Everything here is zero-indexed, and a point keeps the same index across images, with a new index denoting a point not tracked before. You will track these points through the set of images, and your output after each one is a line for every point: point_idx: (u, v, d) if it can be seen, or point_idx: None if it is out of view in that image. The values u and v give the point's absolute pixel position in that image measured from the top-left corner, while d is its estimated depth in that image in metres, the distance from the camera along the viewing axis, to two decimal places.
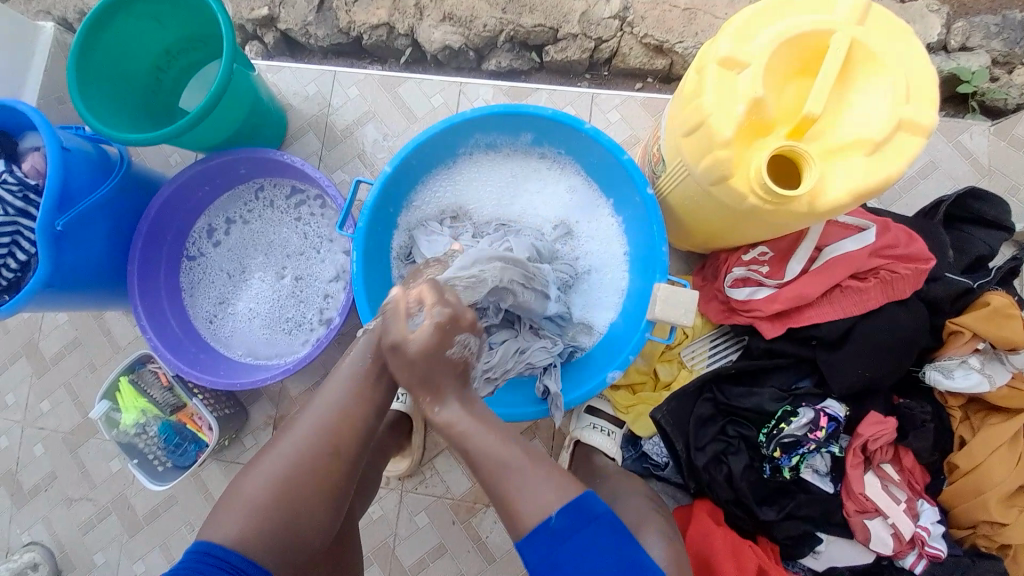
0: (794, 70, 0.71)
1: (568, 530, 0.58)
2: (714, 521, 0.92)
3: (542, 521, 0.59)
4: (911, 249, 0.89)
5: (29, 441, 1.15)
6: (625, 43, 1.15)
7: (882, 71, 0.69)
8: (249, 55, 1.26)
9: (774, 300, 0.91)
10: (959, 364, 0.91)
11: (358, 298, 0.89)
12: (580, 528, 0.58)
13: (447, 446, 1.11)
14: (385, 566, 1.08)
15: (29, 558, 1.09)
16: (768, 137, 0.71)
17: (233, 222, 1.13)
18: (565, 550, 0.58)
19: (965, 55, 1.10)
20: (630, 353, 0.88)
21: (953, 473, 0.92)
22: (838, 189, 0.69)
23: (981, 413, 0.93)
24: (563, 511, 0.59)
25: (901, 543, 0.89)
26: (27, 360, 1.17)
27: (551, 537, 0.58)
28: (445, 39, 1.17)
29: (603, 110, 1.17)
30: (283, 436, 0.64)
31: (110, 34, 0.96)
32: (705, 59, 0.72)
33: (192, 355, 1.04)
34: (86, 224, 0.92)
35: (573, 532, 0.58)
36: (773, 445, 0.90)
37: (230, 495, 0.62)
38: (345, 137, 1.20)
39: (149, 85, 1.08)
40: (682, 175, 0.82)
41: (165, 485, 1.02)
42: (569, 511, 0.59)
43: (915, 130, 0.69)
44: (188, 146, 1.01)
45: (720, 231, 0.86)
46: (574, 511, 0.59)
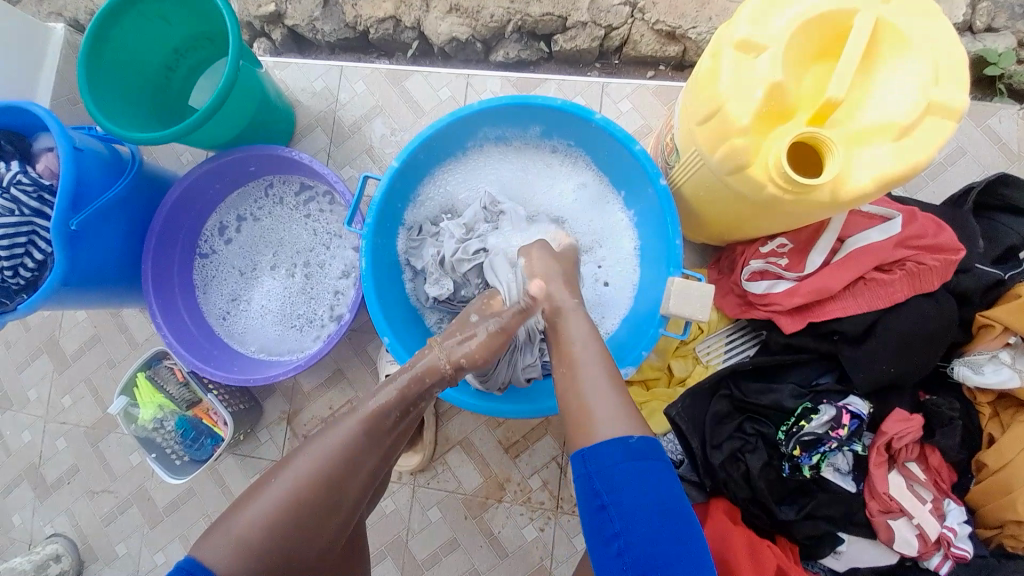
0: (816, 52, 0.67)
1: (645, 454, 0.65)
2: (731, 519, 0.91)
3: (623, 435, 0.66)
4: (940, 240, 0.85)
5: (50, 436, 1.18)
6: (636, 30, 1.12)
7: (910, 51, 0.65)
8: (257, 52, 1.26)
9: (794, 294, 0.88)
10: (988, 360, 0.87)
11: (368, 294, 0.88)
12: (652, 459, 0.65)
13: (459, 442, 1.10)
14: (397, 561, 1.08)
15: (53, 550, 1.11)
16: (788, 124, 0.68)
17: (244, 219, 1.14)
18: (624, 469, 0.64)
19: (991, 37, 1.05)
20: (644, 349, 0.86)
21: (981, 472, 0.89)
22: (863, 177, 0.66)
23: (1011, 409, 0.89)
24: (643, 438, 0.66)
25: (927, 545, 0.86)
26: (47, 357, 1.20)
27: (622, 452, 0.65)
28: (451, 30, 1.14)
29: (614, 100, 1.15)
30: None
31: (119, 34, 0.97)
32: (721, 42, 0.69)
33: (205, 352, 1.05)
34: (100, 223, 0.93)
35: (643, 459, 0.65)
36: (793, 443, 0.88)
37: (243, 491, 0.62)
38: (353, 133, 1.19)
39: (159, 84, 1.08)
40: (696, 165, 0.79)
41: (183, 478, 1.02)
42: (648, 441, 0.65)
43: (945, 114, 0.65)
44: (198, 144, 1.01)
45: (737, 223, 0.83)
46: (651, 443, 0.66)
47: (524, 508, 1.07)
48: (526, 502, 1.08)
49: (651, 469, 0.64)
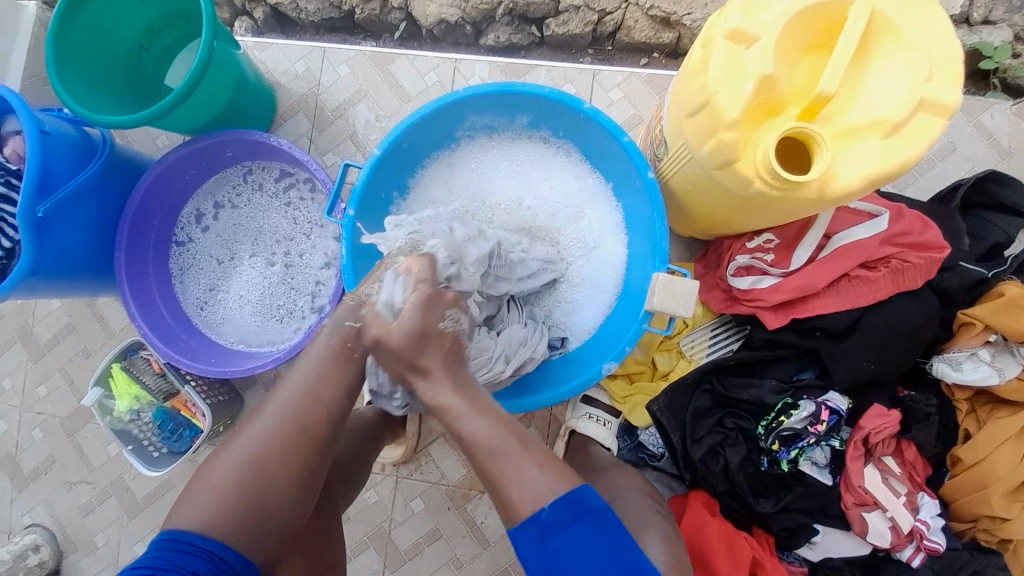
0: (809, 45, 0.66)
1: (563, 522, 0.57)
2: (709, 512, 0.91)
3: (534, 512, 0.57)
4: (925, 238, 0.85)
5: (25, 427, 1.16)
6: (629, 15, 1.09)
7: (902, 46, 0.64)
8: (238, 31, 1.21)
9: (779, 290, 0.88)
10: (968, 357, 0.88)
11: (348, 286, 0.86)
12: (574, 522, 0.57)
13: (443, 434, 1.10)
14: (380, 550, 1.09)
15: (31, 540, 1.10)
16: (778, 117, 0.67)
17: (221, 207, 1.10)
18: (563, 540, 0.57)
19: (987, 29, 1.05)
20: (627, 344, 0.85)
21: (956, 466, 0.90)
22: (852, 172, 0.65)
23: (988, 406, 0.90)
24: (556, 502, 0.57)
25: (899, 537, 0.87)
26: (22, 345, 1.17)
27: (537, 531, 0.57)
28: (440, 12, 1.11)
29: (605, 88, 1.12)
30: (275, 429, 0.64)
31: (88, 10, 0.92)
32: (712, 32, 0.67)
33: (184, 343, 1.03)
34: (71, 210, 0.90)
35: (566, 526, 0.57)
36: (771, 438, 0.88)
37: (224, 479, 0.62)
38: (337, 117, 1.16)
39: (131, 64, 1.03)
40: (684, 159, 0.78)
41: (161, 470, 1.02)
42: (563, 504, 0.57)
43: (935, 111, 0.64)
44: (172, 127, 0.97)
45: (724, 218, 0.82)
46: (571, 504, 0.58)
47: None
48: None
49: (572, 536, 0.57)
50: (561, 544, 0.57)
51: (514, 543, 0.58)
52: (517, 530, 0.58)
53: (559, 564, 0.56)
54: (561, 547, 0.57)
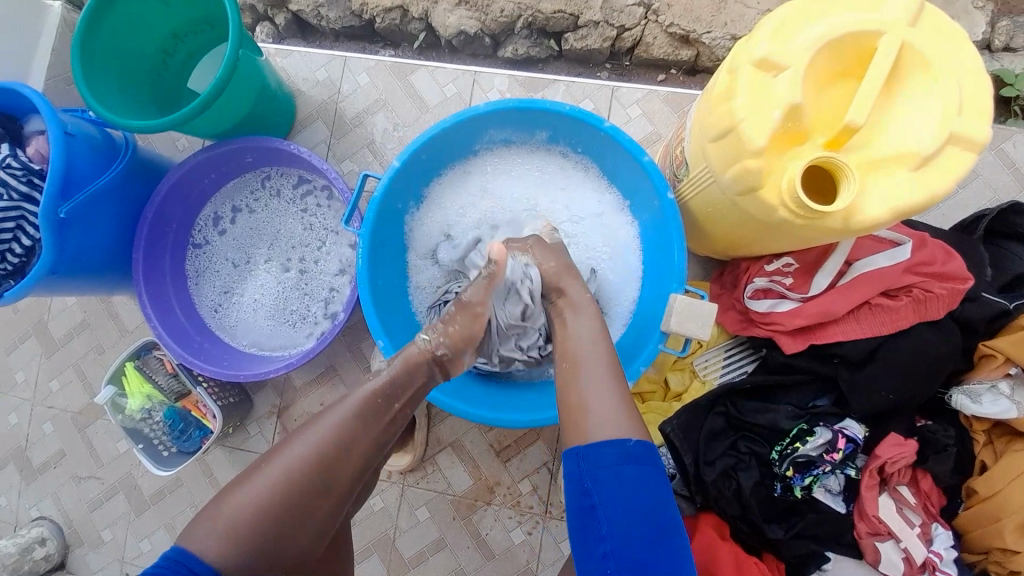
0: (837, 75, 0.66)
1: (624, 459, 0.62)
2: (719, 534, 0.91)
3: (604, 438, 0.64)
4: (948, 268, 0.84)
5: (36, 420, 1.16)
6: (649, 32, 1.09)
7: (932, 80, 0.64)
8: (260, 36, 1.22)
9: (797, 315, 0.87)
10: (988, 389, 0.87)
11: (363, 295, 0.86)
12: (645, 464, 0.63)
13: (450, 444, 1.09)
14: (384, 558, 1.08)
15: (37, 533, 1.10)
16: (804, 146, 0.66)
17: (239, 211, 1.11)
18: (617, 471, 0.62)
19: (1009, 56, 1.05)
20: (643, 365, 0.84)
21: (971, 497, 0.89)
22: (878, 204, 0.64)
23: (1005, 438, 0.89)
24: (642, 441, 0.64)
25: (912, 567, 0.86)
26: (36, 339, 1.17)
27: (620, 453, 0.62)
28: (460, 23, 1.12)
29: (623, 105, 1.12)
30: (296, 437, 0.64)
31: (116, 14, 0.93)
32: (740, 59, 0.67)
33: (196, 346, 1.03)
34: (91, 211, 0.91)
35: (626, 464, 0.62)
36: (786, 464, 0.88)
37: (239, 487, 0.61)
38: (355, 125, 1.16)
39: (155, 68, 1.04)
40: (705, 182, 0.78)
41: (171, 470, 1.02)
42: (648, 445, 0.63)
43: (965, 146, 0.64)
44: (193, 132, 0.97)
45: (743, 241, 0.82)
46: (644, 445, 0.64)
47: (513, 512, 1.07)
48: (516, 506, 1.07)
49: (639, 473, 0.62)
50: (612, 475, 0.62)
51: (567, 461, 0.65)
52: (576, 451, 0.64)
53: (608, 491, 0.61)
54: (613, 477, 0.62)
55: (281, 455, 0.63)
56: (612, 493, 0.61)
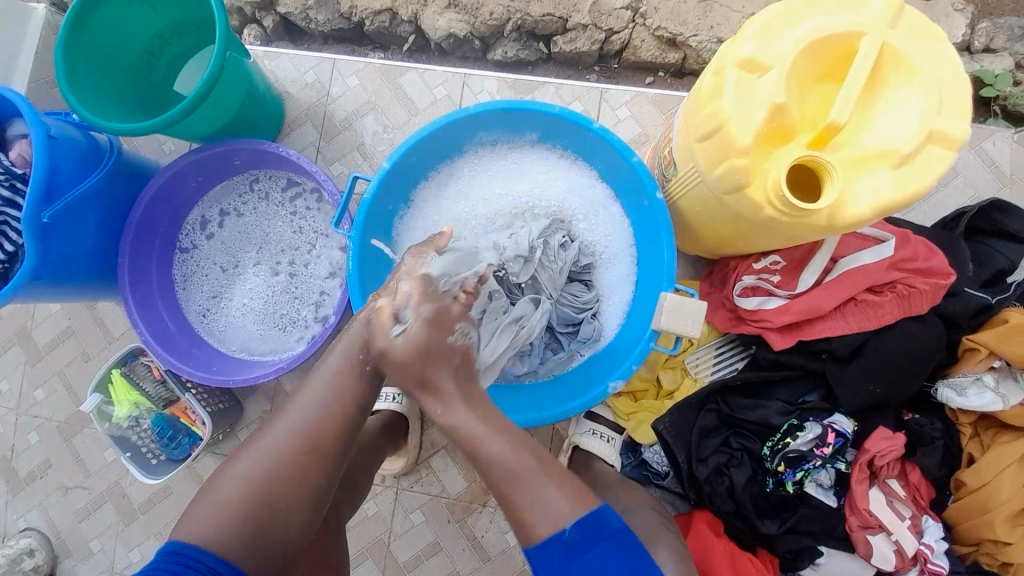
0: (820, 75, 0.67)
1: (584, 545, 0.58)
2: (713, 531, 0.91)
3: (554, 534, 0.58)
4: (931, 264, 0.86)
5: (21, 430, 1.14)
6: (636, 35, 1.10)
7: (912, 79, 0.65)
8: (247, 39, 1.21)
9: (785, 312, 0.88)
10: (972, 382, 0.88)
11: (353, 297, 0.86)
12: (592, 547, 0.58)
13: (444, 446, 1.09)
14: (378, 564, 1.07)
15: (26, 544, 1.08)
16: (789, 144, 0.68)
17: (227, 214, 1.10)
18: (582, 562, 0.58)
19: (988, 58, 1.07)
20: (634, 363, 0.85)
21: (960, 489, 0.90)
22: (861, 202, 0.65)
23: (992, 431, 0.90)
24: (576, 525, 0.58)
25: (903, 560, 0.87)
26: (20, 347, 1.15)
27: (560, 549, 0.58)
28: (450, 26, 1.12)
29: (612, 106, 1.13)
30: (288, 442, 0.63)
31: (100, 17, 0.92)
32: (724, 59, 0.68)
33: (184, 351, 1.02)
34: (75, 216, 0.89)
35: (585, 550, 0.58)
36: (777, 459, 0.89)
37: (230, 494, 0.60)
38: (344, 128, 1.16)
39: (140, 70, 1.03)
40: (693, 181, 0.78)
41: (160, 478, 1.01)
42: (582, 525, 0.58)
43: (945, 143, 0.65)
44: (180, 135, 0.96)
45: (731, 240, 0.83)
46: (592, 526, 0.59)
47: None
48: None
49: (594, 559, 0.58)
50: (580, 567, 0.58)
51: (530, 561, 0.59)
52: (532, 552, 0.59)
53: None
54: (579, 571, 0.58)
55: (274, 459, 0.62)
56: None
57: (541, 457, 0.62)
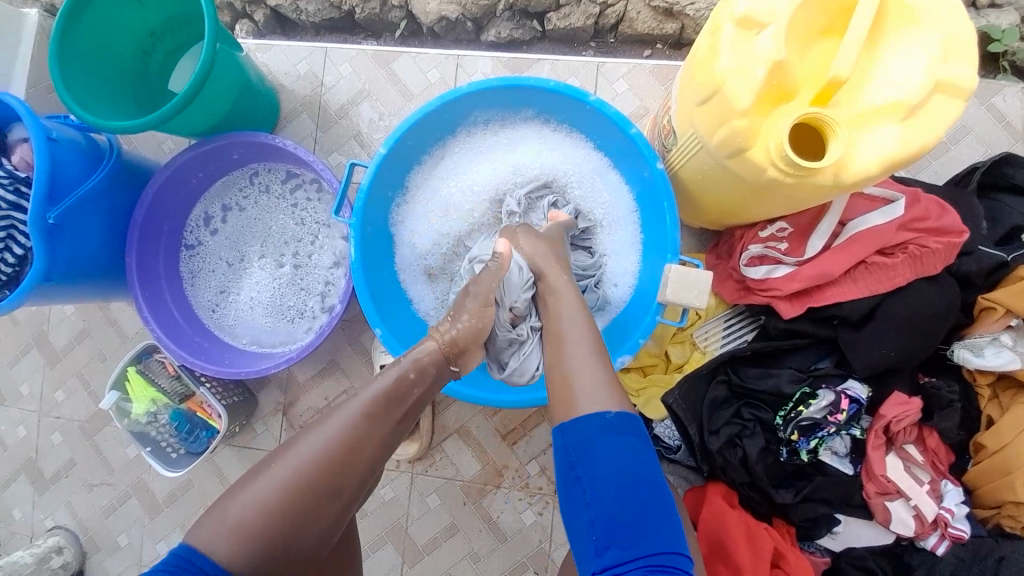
0: (819, 30, 0.65)
1: (612, 429, 0.61)
2: (728, 503, 0.91)
3: (598, 411, 0.63)
4: (944, 222, 0.83)
5: (44, 432, 1.17)
6: (631, 7, 1.08)
7: (917, 28, 0.63)
8: (239, 34, 1.21)
9: (794, 279, 0.87)
10: (989, 342, 0.86)
11: (357, 283, 0.86)
12: (626, 435, 0.61)
13: (456, 430, 1.10)
14: (397, 546, 1.09)
15: (54, 542, 1.11)
16: (790, 104, 0.66)
17: (229, 209, 1.10)
18: (602, 445, 0.60)
19: (994, 13, 1.03)
20: (641, 337, 0.84)
21: (980, 452, 0.89)
22: (867, 159, 0.64)
23: (1010, 391, 0.88)
24: (619, 411, 0.63)
25: (923, 525, 0.87)
26: (38, 351, 1.17)
27: (598, 426, 0.61)
28: (441, 9, 1.10)
29: (610, 80, 1.11)
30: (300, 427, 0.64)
31: (92, 18, 0.92)
32: (720, 19, 0.66)
33: (195, 346, 1.03)
34: (80, 217, 0.90)
35: (614, 433, 0.61)
36: (790, 428, 0.88)
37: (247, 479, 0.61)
38: (340, 118, 1.15)
39: (134, 69, 1.03)
40: (694, 148, 0.77)
41: (181, 470, 1.02)
42: (623, 418, 0.62)
43: (954, 92, 0.63)
44: (176, 132, 0.97)
45: (736, 207, 0.81)
46: (626, 418, 0.63)
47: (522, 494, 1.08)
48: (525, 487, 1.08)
49: (619, 444, 0.60)
50: (598, 449, 0.60)
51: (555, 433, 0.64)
52: (564, 426, 0.64)
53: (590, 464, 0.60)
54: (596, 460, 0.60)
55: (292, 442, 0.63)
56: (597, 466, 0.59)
57: None
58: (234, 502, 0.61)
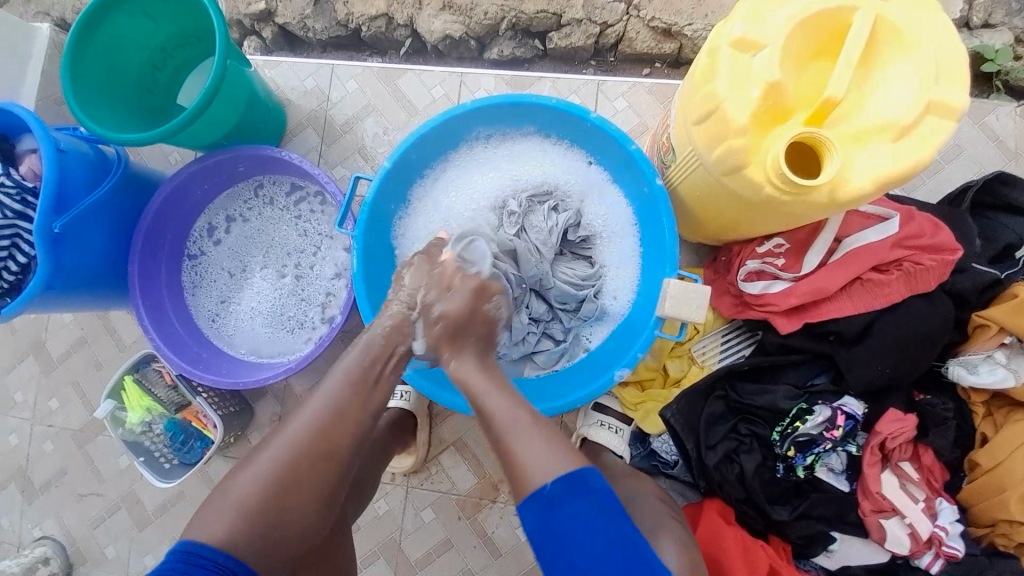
0: (814, 52, 0.67)
1: (565, 496, 0.59)
2: (724, 520, 0.90)
3: (538, 486, 0.59)
4: (937, 240, 0.85)
5: (36, 440, 1.16)
6: (631, 27, 1.11)
7: (908, 51, 0.65)
8: (248, 50, 1.24)
9: (791, 295, 0.88)
10: (983, 360, 0.87)
11: (359, 294, 0.87)
12: (577, 497, 0.59)
13: (453, 443, 1.09)
14: (391, 562, 1.07)
15: (40, 553, 1.09)
16: (786, 123, 0.68)
17: (232, 220, 1.12)
18: (565, 514, 0.58)
19: (988, 33, 1.06)
20: (640, 351, 0.84)
21: (975, 470, 0.89)
22: (862, 177, 0.65)
23: (1005, 409, 0.89)
24: (558, 479, 0.59)
25: (918, 544, 0.86)
26: (34, 358, 1.17)
27: (548, 498, 0.59)
28: (445, 28, 1.13)
29: (609, 98, 1.13)
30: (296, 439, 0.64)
31: (105, 33, 0.95)
32: (718, 41, 0.69)
33: (195, 355, 1.03)
34: (85, 226, 0.91)
35: (567, 503, 0.59)
36: (788, 444, 0.88)
37: (243, 489, 0.62)
38: (345, 132, 1.17)
39: (144, 83, 1.05)
40: (693, 165, 0.78)
41: (172, 482, 1.01)
42: (566, 482, 0.59)
43: (944, 113, 0.65)
44: (185, 145, 0.98)
45: (734, 223, 0.82)
46: (570, 482, 0.59)
47: None
48: None
49: (574, 512, 0.58)
50: (563, 516, 0.58)
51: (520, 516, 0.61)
52: (525, 507, 0.60)
53: (561, 533, 0.58)
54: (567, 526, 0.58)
55: (287, 452, 0.64)
56: (566, 535, 0.58)
57: (548, 442, 0.62)
58: (224, 516, 0.60)
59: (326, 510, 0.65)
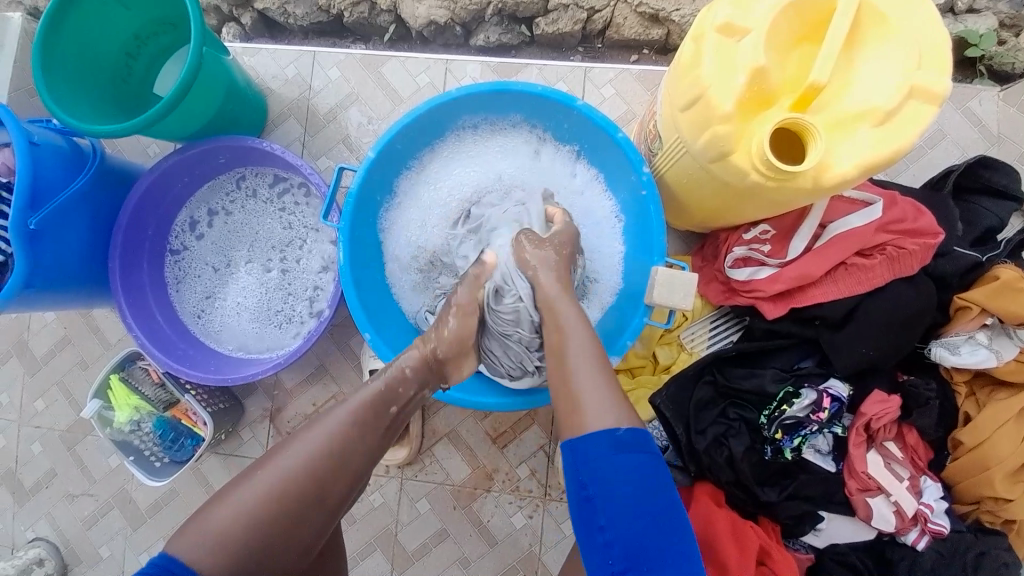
0: (799, 37, 0.66)
1: (628, 448, 0.65)
2: (715, 503, 0.92)
3: (610, 428, 0.66)
4: (919, 225, 0.86)
5: (25, 441, 1.14)
6: (618, 13, 1.09)
7: (891, 36, 0.65)
8: (226, 37, 1.20)
9: (776, 280, 0.89)
10: (965, 340, 0.89)
11: (346, 288, 0.86)
12: (638, 452, 0.65)
13: (446, 434, 1.10)
14: (388, 552, 1.08)
15: (34, 554, 1.08)
16: (770, 109, 0.67)
17: (215, 214, 1.10)
18: (613, 464, 0.64)
19: (972, 17, 1.06)
20: (629, 339, 0.85)
21: (958, 449, 0.91)
22: (846, 162, 0.65)
23: (988, 389, 0.91)
24: (630, 429, 0.66)
25: (904, 520, 0.89)
26: (18, 359, 1.15)
27: (609, 443, 0.65)
28: (430, 14, 1.11)
29: (597, 86, 1.12)
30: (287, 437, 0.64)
31: (76, 21, 0.91)
32: (703, 27, 0.68)
33: (181, 352, 1.02)
34: (62, 222, 0.89)
35: (626, 452, 0.64)
36: (775, 427, 0.90)
37: (238, 488, 0.62)
38: (329, 121, 1.15)
39: (119, 72, 1.02)
40: (679, 153, 0.78)
41: (163, 480, 1.00)
42: (635, 434, 0.65)
43: (927, 98, 0.65)
44: (162, 136, 0.96)
45: (720, 210, 0.83)
46: (637, 437, 0.66)
47: (513, 497, 1.08)
48: (515, 491, 1.08)
49: (631, 462, 0.64)
50: (614, 465, 0.64)
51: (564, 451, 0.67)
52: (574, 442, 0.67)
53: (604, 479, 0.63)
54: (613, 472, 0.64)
55: None
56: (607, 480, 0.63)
57: None
58: (216, 515, 0.61)
59: (322, 504, 0.66)
